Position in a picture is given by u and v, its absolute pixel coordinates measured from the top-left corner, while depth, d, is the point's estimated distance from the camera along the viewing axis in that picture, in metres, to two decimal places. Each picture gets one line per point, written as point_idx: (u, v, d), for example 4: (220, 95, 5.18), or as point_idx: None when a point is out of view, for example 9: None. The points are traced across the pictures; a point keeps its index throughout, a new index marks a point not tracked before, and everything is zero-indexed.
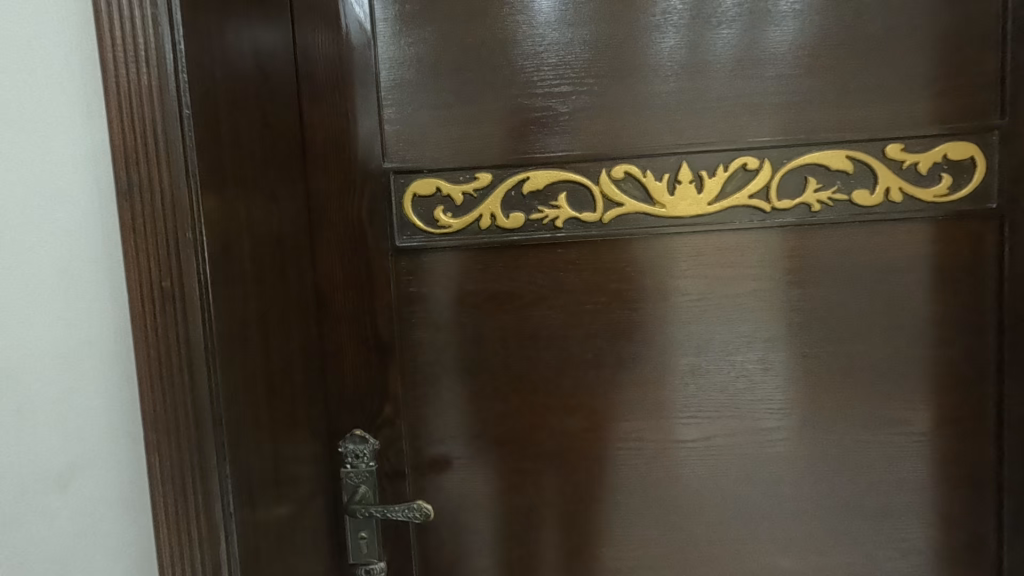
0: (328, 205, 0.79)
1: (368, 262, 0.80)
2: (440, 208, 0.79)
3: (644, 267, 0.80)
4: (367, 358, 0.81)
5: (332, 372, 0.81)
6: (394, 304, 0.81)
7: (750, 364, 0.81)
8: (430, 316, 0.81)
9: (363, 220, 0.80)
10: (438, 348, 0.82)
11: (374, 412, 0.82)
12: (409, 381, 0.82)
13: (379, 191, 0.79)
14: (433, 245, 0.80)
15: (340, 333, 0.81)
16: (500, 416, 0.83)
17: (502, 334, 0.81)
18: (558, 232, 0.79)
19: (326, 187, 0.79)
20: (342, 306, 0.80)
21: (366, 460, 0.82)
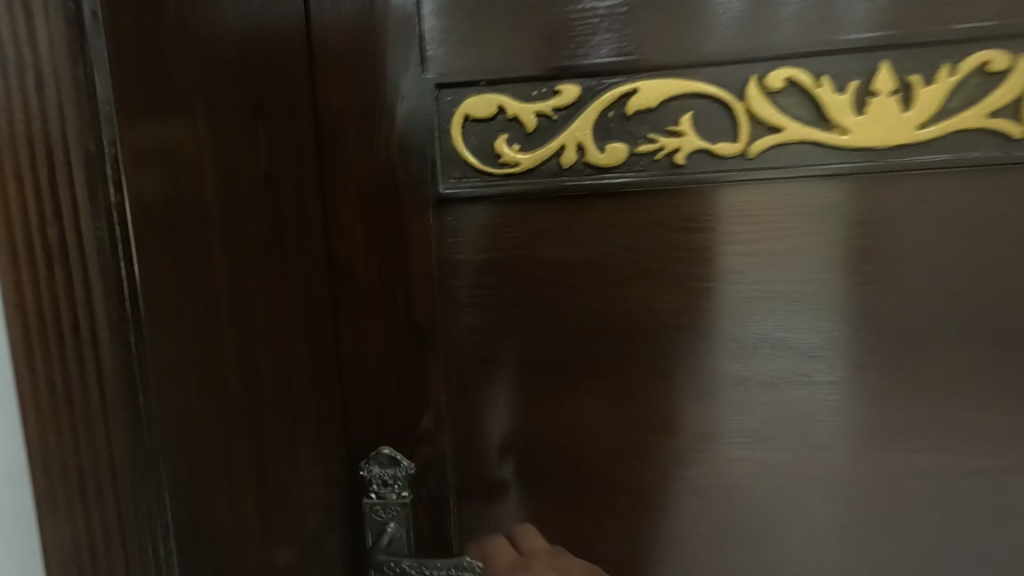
0: (346, 134, 0.55)
1: (400, 217, 0.56)
2: (501, 138, 0.54)
3: (814, 221, 0.53)
4: (399, 350, 0.59)
5: (350, 367, 0.59)
6: (436, 276, 0.57)
7: (829, 376, 0.55)
8: (487, 294, 0.57)
9: (395, 156, 0.55)
10: (496, 340, 0.58)
11: (408, 424, 0.59)
12: (455, 384, 0.59)
13: (418, 114, 0.54)
14: (491, 191, 0.55)
15: (360, 315, 0.58)
16: (583, 435, 0.59)
17: (588, 321, 0.57)
18: (678, 172, 0.53)
19: (342, 108, 0.55)
20: (363, 276, 0.57)
21: (397, 489, 0.60)
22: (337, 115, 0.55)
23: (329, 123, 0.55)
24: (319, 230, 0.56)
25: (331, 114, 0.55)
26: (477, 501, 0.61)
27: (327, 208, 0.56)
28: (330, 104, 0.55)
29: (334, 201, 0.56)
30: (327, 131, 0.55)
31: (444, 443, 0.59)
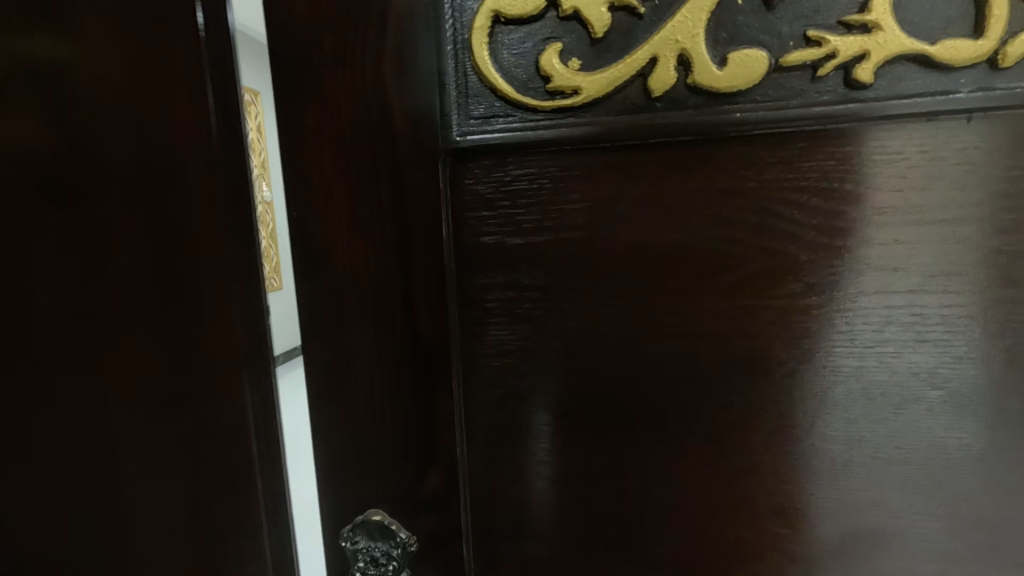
0: (314, 51, 0.36)
1: (399, 179, 0.37)
2: (551, 48, 0.33)
3: (978, 201, 0.31)
4: (392, 381, 0.39)
5: (324, 400, 0.40)
6: (451, 271, 0.38)
7: (930, 449, 0.35)
8: (528, 297, 0.37)
9: (387, 82, 0.36)
10: (538, 368, 0.38)
11: (408, 487, 0.40)
12: (478, 429, 0.40)
13: (420, 15, 0.35)
14: (532, 138, 0.35)
15: (336, 325, 0.39)
16: (669, 514, 0.39)
17: (688, 344, 0.36)
18: (857, 99, 0.31)
19: (307, 12, 0.36)
20: (340, 267, 0.38)
21: (390, 573, 0.41)
22: (305, 21, 0.36)
23: (289, 33, 0.36)
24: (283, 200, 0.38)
25: (290, 19, 0.36)
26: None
27: (289, 165, 0.38)
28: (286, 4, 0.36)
29: (300, 156, 0.38)
30: (285, 47, 0.36)
31: (461, 513, 0.40)
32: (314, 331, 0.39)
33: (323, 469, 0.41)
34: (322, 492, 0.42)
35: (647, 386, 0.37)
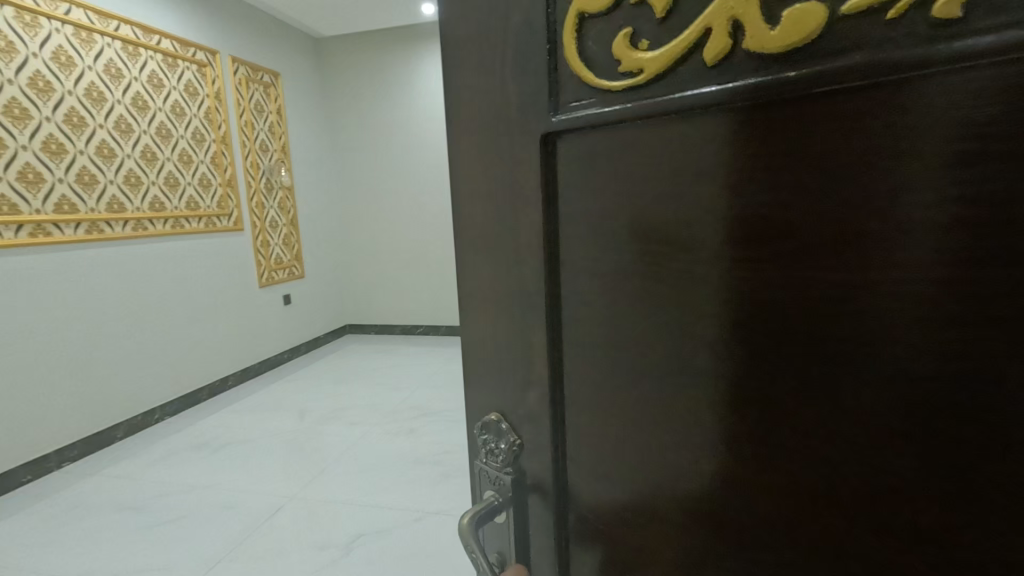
0: (461, 58, 0.48)
1: (511, 155, 0.46)
2: (623, 34, 0.38)
3: None
4: (506, 312, 0.50)
5: (468, 320, 0.54)
6: (545, 231, 0.45)
7: None
8: (603, 254, 0.42)
9: (509, 76, 0.45)
10: (603, 317, 0.43)
11: (517, 397, 0.51)
12: (562, 362, 0.47)
13: (525, 18, 0.42)
14: (606, 116, 0.40)
15: (474, 268, 0.52)
16: (719, 480, 0.39)
17: (738, 309, 0.36)
18: (936, 40, 0.27)
19: (461, 23, 0.47)
20: (474, 226, 0.51)
21: (500, 463, 0.52)
22: (458, 36, 0.48)
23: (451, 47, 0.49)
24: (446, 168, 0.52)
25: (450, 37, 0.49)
26: (587, 516, 0.49)
27: (454, 147, 0.51)
28: (449, 27, 0.49)
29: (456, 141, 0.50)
30: (449, 61, 0.49)
31: (547, 431, 0.49)
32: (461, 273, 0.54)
33: (468, 372, 0.56)
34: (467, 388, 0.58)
35: (701, 346, 0.38)
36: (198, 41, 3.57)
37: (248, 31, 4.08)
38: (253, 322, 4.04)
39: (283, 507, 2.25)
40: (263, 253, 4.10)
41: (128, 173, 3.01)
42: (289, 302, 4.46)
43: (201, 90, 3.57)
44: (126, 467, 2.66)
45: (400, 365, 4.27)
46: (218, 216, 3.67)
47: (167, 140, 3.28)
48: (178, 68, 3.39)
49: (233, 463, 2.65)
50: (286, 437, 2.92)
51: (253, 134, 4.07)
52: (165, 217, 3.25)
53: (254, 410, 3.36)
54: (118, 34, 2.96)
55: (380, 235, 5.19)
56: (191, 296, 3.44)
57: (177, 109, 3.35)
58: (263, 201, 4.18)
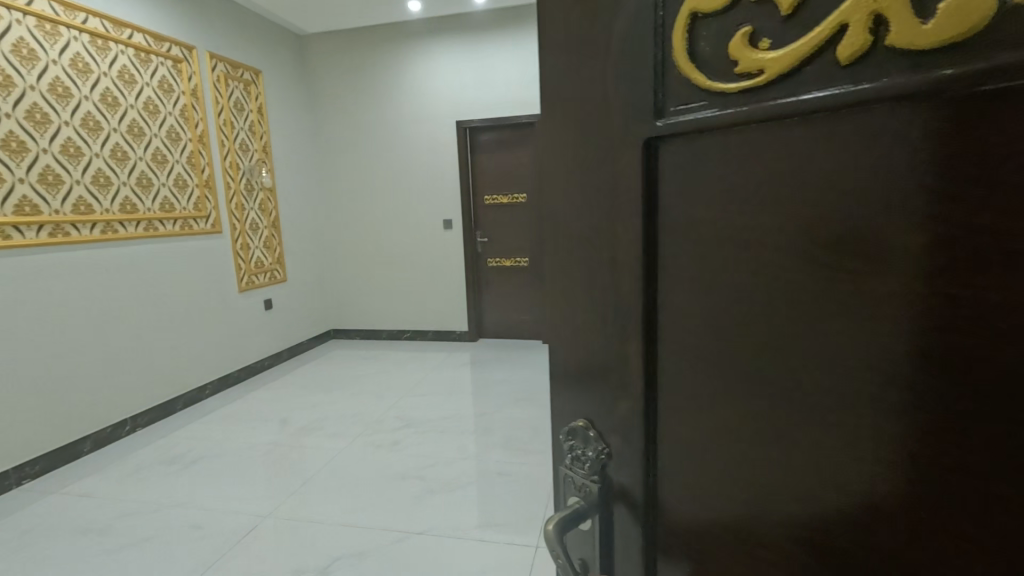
0: (555, 68, 0.50)
1: (613, 160, 0.46)
2: (740, 33, 0.37)
3: None
4: (597, 319, 0.50)
5: (558, 326, 0.55)
6: (640, 237, 0.44)
7: None
8: (709, 262, 0.41)
9: (606, 81, 0.45)
10: (707, 325, 0.42)
11: (605, 405, 0.50)
12: (655, 372, 0.46)
13: (629, 20, 0.42)
14: (718, 120, 0.39)
15: (565, 274, 0.53)
16: (831, 509, 0.37)
17: (855, 324, 0.33)
18: None
19: (560, 34, 0.48)
20: (567, 232, 0.51)
21: (586, 471, 0.52)
22: (552, 48, 0.49)
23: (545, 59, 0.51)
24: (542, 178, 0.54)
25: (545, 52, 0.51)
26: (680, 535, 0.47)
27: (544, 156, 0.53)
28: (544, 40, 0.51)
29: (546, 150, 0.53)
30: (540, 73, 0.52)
31: (637, 442, 0.48)
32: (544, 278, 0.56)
33: (558, 378, 0.57)
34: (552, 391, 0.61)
35: (814, 362, 0.36)
36: (176, 40, 4.06)
37: (225, 43, 4.60)
38: (234, 323, 4.64)
39: (258, 523, 2.50)
40: (243, 256, 4.73)
41: (95, 174, 3.40)
42: (269, 308, 5.14)
43: (176, 88, 4.05)
44: (91, 480, 3.01)
45: (378, 371, 4.91)
46: (195, 218, 4.22)
47: (138, 138, 3.70)
48: (151, 63, 3.83)
49: (186, 475, 3.02)
50: (267, 450, 3.29)
51: (233, 134, 4.66)
52: (137, 219, 3.69)
53: (220, 422, 3.80)
54: (86, 27, 3.34)
55: (372, 237, 5.84)
56: (170, 305, 3.98)
57: (150, 107, 3.82)
58: (243, 202, 4.78)
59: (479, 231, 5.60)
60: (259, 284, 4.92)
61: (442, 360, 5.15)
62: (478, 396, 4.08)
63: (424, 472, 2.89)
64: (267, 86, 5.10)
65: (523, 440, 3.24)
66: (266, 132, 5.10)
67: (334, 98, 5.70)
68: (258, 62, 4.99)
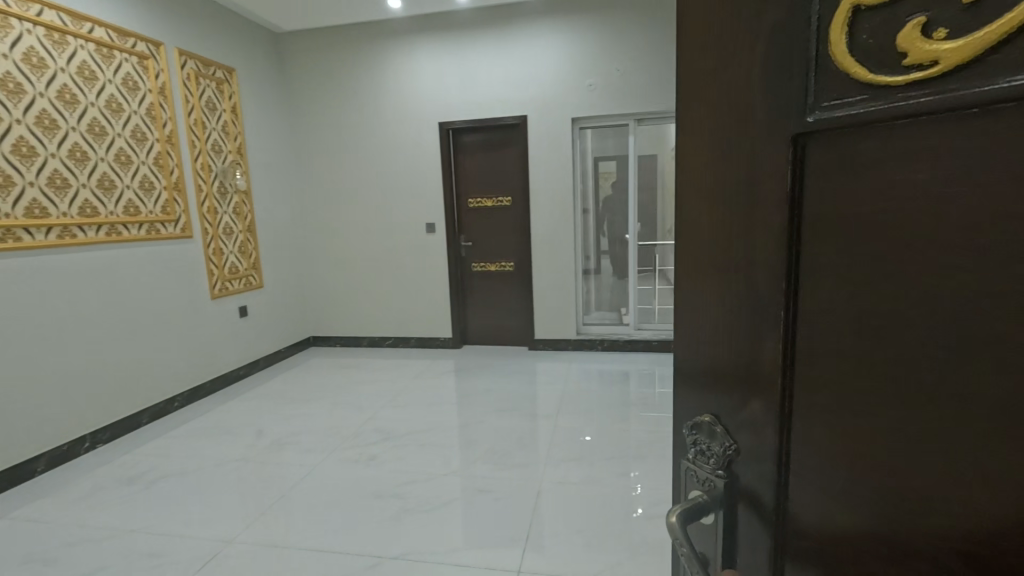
0: (689, 88, 0.54)
1: (752, 157, 0.47)
2: (911, 25, 0.35)
3: None
4: (731, 317, 0.51)
5: (688, 325, 0.58)
6: (784, 232, 0.45)
7: None
8: (861, 259, 0.39)
9: (747, 85, 0.46)
10: (854, 323, 0.40)
11: (736, 400, 0.51)
12: (792, 368, 0.45)
13: (774, 28, 0.43)
14: (883, 113, 0.37)
15: (697, 274, 0.55)
16: (992, 521, 0.33)
17: (1019, 329, 0.30)
18: None
19: (700, 48, 0.51)
20: (702, 233, 0.54)
21: (712, 465, 0.53)
22: (688, 68, 0.54)
23: (680, 81, 0.56)
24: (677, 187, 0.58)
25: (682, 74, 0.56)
26: (809, 545, 0.45)
27: (681, 166, 0.57)
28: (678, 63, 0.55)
29: (683, 159, 0.56)
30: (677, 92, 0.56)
31: (772, 440, 0.47)
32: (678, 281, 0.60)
33: (686, 377, 0.59)
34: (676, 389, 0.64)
35: (970, 370, 0.33)
36: (141, 33, 3.90)
37: (197, 37, 4.46)
38: (205, 331, 4.47)
39: (225, 547, 2.39)
40: (215, 262, 4.56)
41: (52, 174, 3.22)
42: (246, 313, 4.96)
43: (142, 84, 3.88)
44: (49, 501, 2.85)
45: (357, 380, 4.81)
46: (162, 221, 4.04)
47: (99, 137, 3.53)
48: (115, 59, 3.66)
49: (158, 494, 2.89)
50: (239, 466, 3.16)
51: (205, 134, 4.49)
52: (98, 223, 3.50)
53: (194, 436, 3.63)
54: (39, 18, 3.16)
55: (351, 238, 5.71)
56: (134, 315, 3.79)
57: (113, 103, 3.64)
58: (216, 205, 4.61)
59: (462, 235, 5.57)
60: (233, 291, 4.76)
61: (424, 368, 5.07)
62: (462, 407, 4.02)
63: (402, 490, 2.82)
64: (242, 81, 4.97)
65: (509, 454, 3.18)
66: (241, 132, 4.94)
67: (312, 98, 5.57)
68: (231, 58, 4.86)
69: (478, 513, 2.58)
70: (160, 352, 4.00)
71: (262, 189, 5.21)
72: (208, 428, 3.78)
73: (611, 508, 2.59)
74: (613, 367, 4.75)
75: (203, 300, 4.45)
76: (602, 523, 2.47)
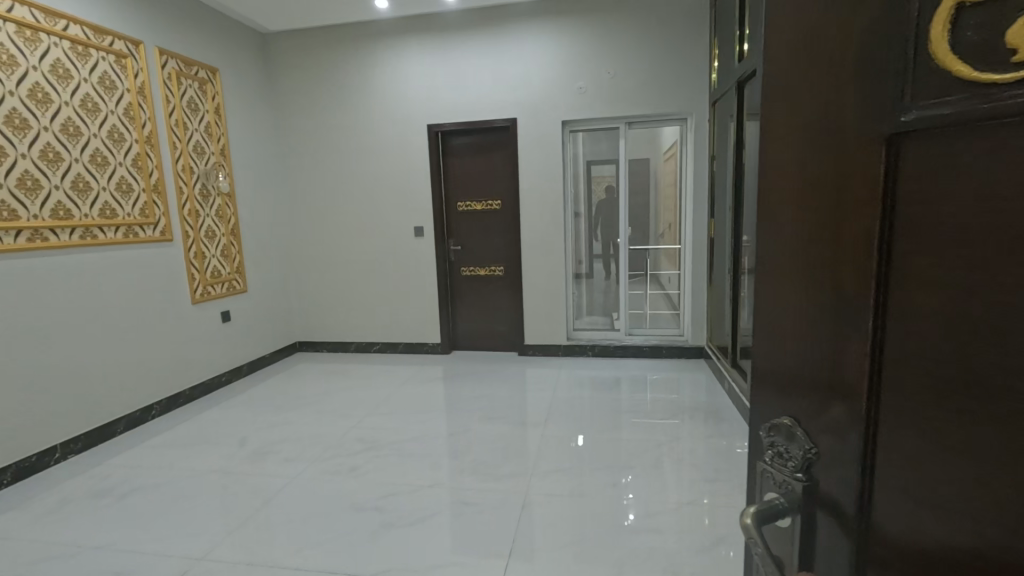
0: (774, 95, 0.55)
1: (840, 157, 0.46)
2: (1022, 19, 0.31)
3: None
4: (813, 319, 0.51)
5: (770, 328, 0.58)
6: (871, 232, 0.43)
7: None
8: (954, 263, 0.36)
9: (838, 85, 0.46)
10: (945, 330, 0.37)
11: (816, 402, 0.51)
12: (878, 374, 0.44)
13: (865, 28, 0.42)
14: (983, 114, 0.33)
15: (779, 276, 0.55)
16: None
17: None
18: None
19: (790, 54, 0.52)
20: (786, 234, 0.54)
21: (791, 467, 0.53)
22: (773, 76, 0.55)
23: (766, 89, 0.57)
24: (762, 190, 0.58)
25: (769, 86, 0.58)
26: (891, 557, 0.43)
27: (765, 171, 0.58)
28: (766, 73, 0.57)
29: (766, 163, 0.58)
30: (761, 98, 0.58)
31: (853, 444, 0.46)
32: (757, 282, 0.60)
33: (767, 379, 0.59)
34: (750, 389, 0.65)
35: None
36: (119, 32, 3.79)
37: (179, 36, 4.35)
38: (185, 337, 4.32)
39: (199, 564, 2.31)
40: (197, 266, 4.42)
41: (22, 176, 3.09)
42: (228, 319, 4.82)
43: (120, 84, 3.75)
44: (17, 517, 2.72)
45: (344, 387, 4.71)
46: (141, 224, 3.90)
47: (73, 137, 3.40)
48: (91, 58, 3.54)
49: (135, 506, 2.78)
50: (221, 478, 3.06)
51: (186, 135, 4.37)
52: (72, 226, 3.38)
53: (170, 446, 3.50)
54: (9, 15, 3.04)
55: (339, 242, 5.62)
56: (109, 322, 3.65)
57: (88, 103, 3.51)
58: (198, 208, 4.48)
59: (451, 240, 5.52)
60: (215, 295, 4.63)
61: (413, 374, 5.00)
62: (451, 414, 3.97)
63: (381, 503, 2.75)
64: (226, 82, 4.86)
65: (496, 465, 3.14)
66: (224, 134, 4.82)
67: (298, 99, 5.48)
68: (215, 58, 4.75)
69: (469, 525, 2.54)
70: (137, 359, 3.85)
71: (245, 192, 5.10)
72: (186, 437, 3.66)
73: (604, 518, 2.56)
74: (604, 373, 4.74)
75: (183, 306, 4.32)
76: (594, 535, 2.44)
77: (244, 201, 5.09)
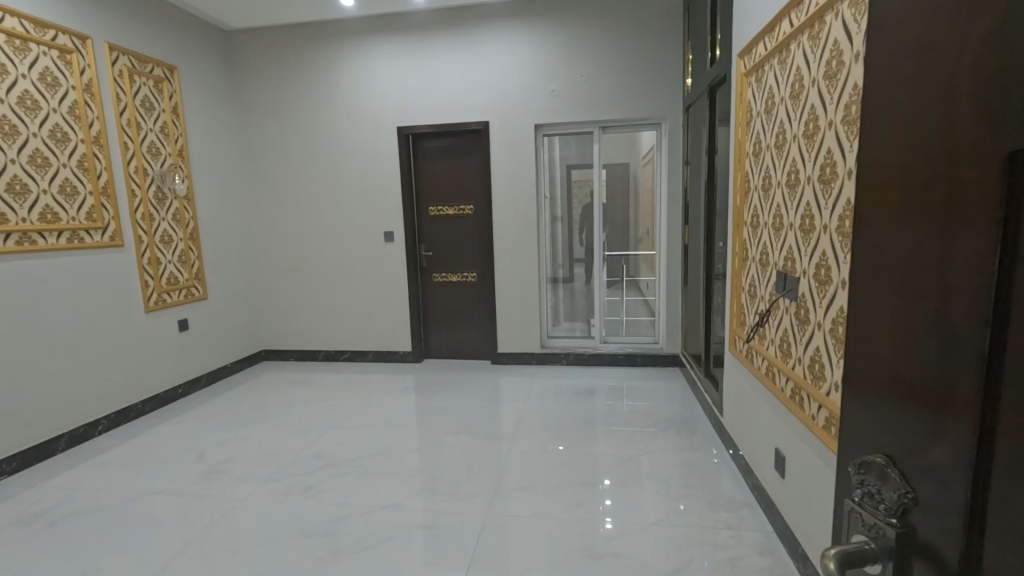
0: (883, 110, 0.51)
1: (954, 175, 0.40)
2: None
3: None
4: (918, 353, 0.45)
5: (870, 360, 0.52)
6: (984, 260, 0.37)
7: None
8: None
9: (954, 94, 0.40)
10: None
11: (916, 446, 0.45)
12: (988, 426, 0.37)
13: (986, 30, 0.36)
14: None
15: (882, 304, 0.50)
16: None
17: None
18: None
19: (904, 64, 0.47)
20: (892, 259, 0.49)
21: (883, 510, 0.49)
22: (884, 90, 0.50)
23: (873, 105, 0.53)
24: (866, 211, 0.53)
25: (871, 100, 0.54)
26: None
27: (868, 193, 0.53)
28: (874, 89, 0.53)
29: (871, 181, 0.53)
30: (866, 112, 0.54)
31: (958, 498, 0.40)
32: (856, 309, 0.55)
33: (865, 416, 0.54)
34: (844, 422, 0.59)
35: None
36: (64, 26, 3.53)
37: (132, 29, 4.09)
38: (138, 348, 4.05)
39: None
40: (152, 273, 4.16)
41: None
42: (186, 328, 4.55)
43: (64, 81, 3.49)
44: None
45: (310, 399, 4.51)
46: (88, 228, 3.63)
47: (10, 137, 3.14)
48: (30, 52, 3.28)
49: (79, 532, 2.56)
50: (176, 499, 2.86)
51: (139, 134, 4.11)
52: (7, 231, 3.11)
53: (119, 465, 3.26)
54: None
55: (305, 247, 5.41)
56: (50, 333, 3.38)
57: (26, 100, 3.25)
58: (153, 211, 4.22)
59: (422, 244, 5.38)
60: (170, 303, 4.35)
61: (383, 385, 4.83)
62: (422, 427, 3.84)
63: (332, 527, 2.59)
64: (184, 80, 4.61)
65: (472, 479, 3.04)
66: (182, 134, 4.56)
67: (262, 99, 5.25)
68: (172, 54, 4.50)
69: (444, 545, 2.43)
70: (84, 374, 3.58)
71: (205, 196, 4.84)
72: (135, 454, 3.42)
73: (576, 535, 2.49)
74: (579, 382, 4.70)
75: (137, 316, 4.05)
76: (571, 552, 2.36)
77: (204, 205, 4.83)
